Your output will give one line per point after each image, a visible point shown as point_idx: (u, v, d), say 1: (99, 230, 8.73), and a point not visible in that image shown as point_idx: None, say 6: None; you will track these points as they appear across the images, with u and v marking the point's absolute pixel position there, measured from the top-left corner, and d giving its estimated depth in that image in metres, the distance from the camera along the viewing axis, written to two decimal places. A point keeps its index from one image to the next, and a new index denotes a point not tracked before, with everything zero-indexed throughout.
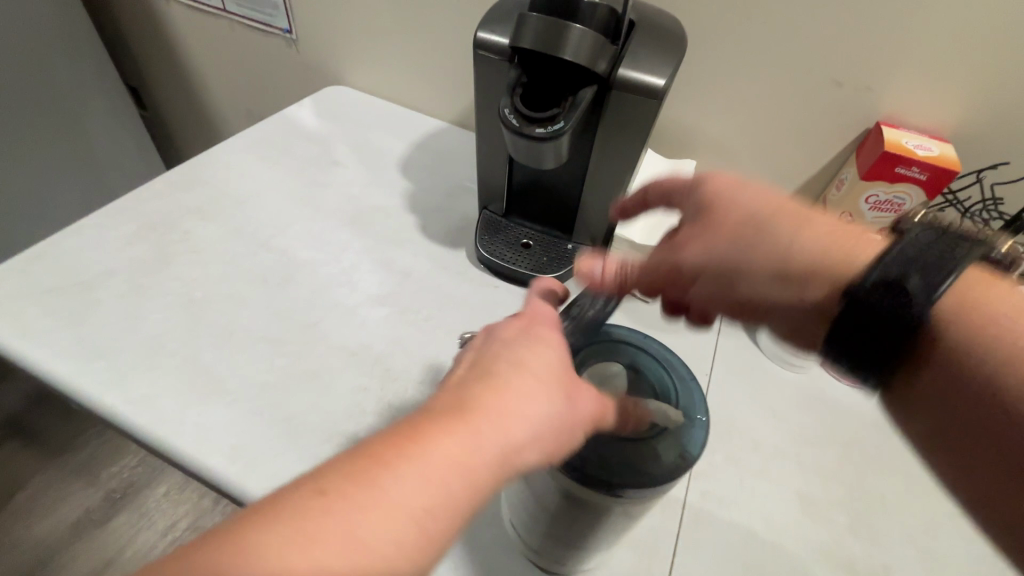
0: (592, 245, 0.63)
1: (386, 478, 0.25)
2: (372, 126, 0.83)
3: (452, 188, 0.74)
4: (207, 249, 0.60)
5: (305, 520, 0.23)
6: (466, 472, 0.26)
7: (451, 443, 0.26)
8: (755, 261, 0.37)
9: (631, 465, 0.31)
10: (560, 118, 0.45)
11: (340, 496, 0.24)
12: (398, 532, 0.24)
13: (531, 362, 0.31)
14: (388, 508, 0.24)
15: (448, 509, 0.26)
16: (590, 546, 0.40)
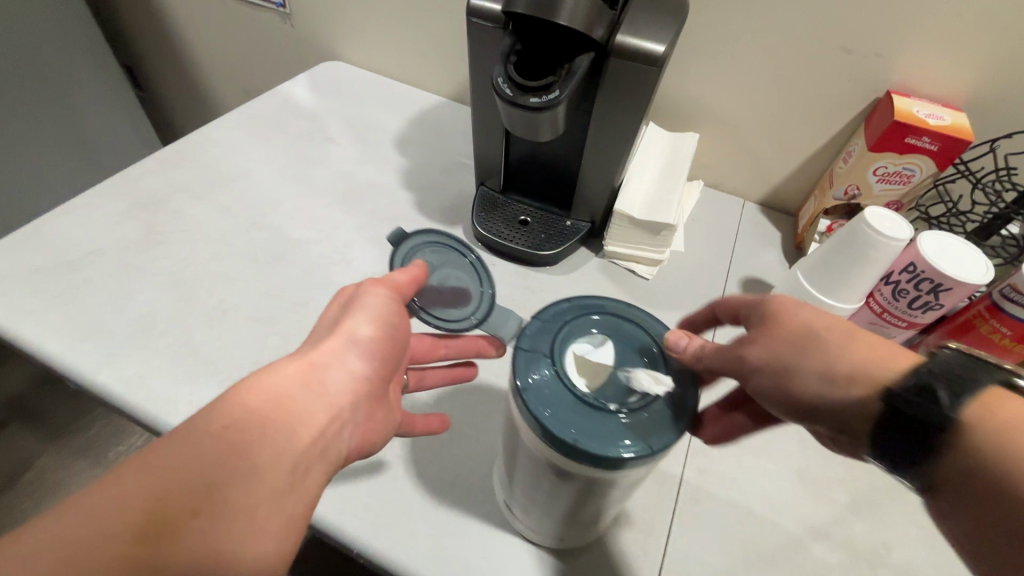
0: (591, 222, 0.62)
1: (238, 403, 0.29)
2: (366, 101, 0.81)
3: (448, 165, 0.73)
4: (199, 227, 0.59)
5: (168, 448, 0.26)
6: (301, 391, 0.31)
7: (285, 368, 0.32)
8: (803, 366, 0.30)
9: (623, 436, 0.30)
10: (555, 87, 0.43)
11: (200, 429, 0.27)
12: (250, 451, 0.28)
13: (364, 302, 0.37)
14: (239, 429, 0.28)
15: (290, 416, 0.30)
16: (587, 520, 0.39)
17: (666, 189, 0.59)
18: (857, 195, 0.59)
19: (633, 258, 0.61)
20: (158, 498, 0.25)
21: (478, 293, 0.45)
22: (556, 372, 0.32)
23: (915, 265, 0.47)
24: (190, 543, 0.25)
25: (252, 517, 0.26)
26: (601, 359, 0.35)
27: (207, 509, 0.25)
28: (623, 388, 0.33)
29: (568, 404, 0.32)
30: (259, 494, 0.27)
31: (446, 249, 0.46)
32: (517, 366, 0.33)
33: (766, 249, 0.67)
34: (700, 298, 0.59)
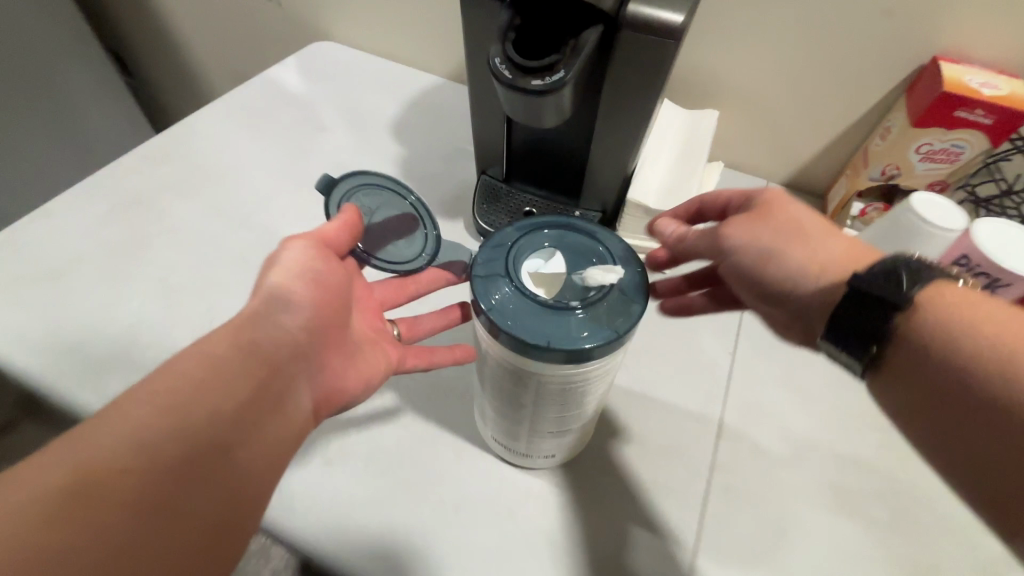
0: (602, 211, 0.57)
1: (173, 372, 0.34)
2: (361, 85, 0.76)
3: (448, 152, 0.68)
4: (185, 228, 0.56)
5: (117, 411, 0.31)
6: (232, 345, 0.37)
7: (219, 331, 0.37)
8: (777, 255, 0.36)
9: (583, 329, 0.37)
10: (559, 67, 0.38)
11: (147, 393, 0.32)
12: (187, 412, 0.33)
13: (285, 266, 0.41)
14: (173, 396, 0.33)
15: (228, 363, 0.36)
16: (548, 429, 0.43)
17: (684, 175, 0.54)
18: (896, 175, 0.54)
19: (648, 251, 0.57)
20: (90, 466, 0.29)
21: (423, 233, 0.52)
22: (514, 286, 0.39)
23: (967, 258, 0.42)
24: (139, 491, 0.30)
25: (200, 462, 0.32)
26: (553, 270, 0.41)
27: (150, 465, 0.30)
28: (578, 288, 0.39)
29: (529, 311, 0.38)
30: (204, 445, 0.33)
31: (384, 192, 0.50)
32: (479, 290, 0.38)
33: None
34: None
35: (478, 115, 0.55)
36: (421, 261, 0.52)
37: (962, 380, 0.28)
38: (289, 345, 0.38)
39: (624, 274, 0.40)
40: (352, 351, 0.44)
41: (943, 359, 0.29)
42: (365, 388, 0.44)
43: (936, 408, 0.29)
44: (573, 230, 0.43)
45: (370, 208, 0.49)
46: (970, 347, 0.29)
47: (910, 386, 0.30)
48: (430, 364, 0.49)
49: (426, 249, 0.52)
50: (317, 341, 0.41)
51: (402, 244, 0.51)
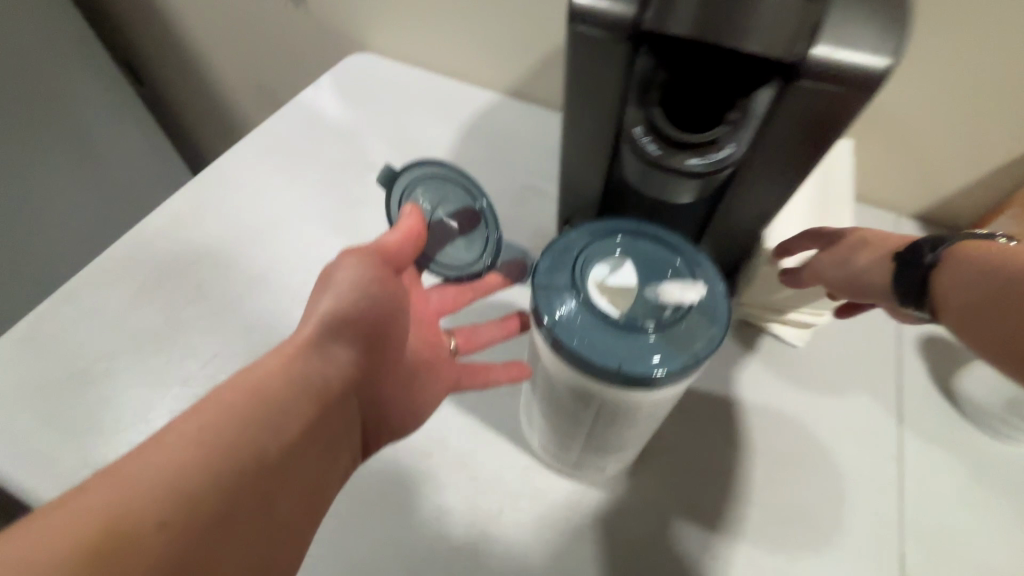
0: (720, 270, 0.46)
1: (205, 416, 0.26)
2: (410, 106, 0.66)
3: (520, 193, 0.59)
4: (231, 310, 0.49)
5: (129, 467, 0.24)
6: (284, 395, 0.29)
7: (266, 366, 0.29)
8: (857, 260, 0.34)
9: (654, 355, 0.28)
10: (726, 139, 0.29)
11: (168, 440, 0.25)
12: (240, 449, 0.26)
13: (340, 283, 0.32)
14: (225, 434, 0.26)
15: (277, 424, 0.28)
16: (607, 449, 0.37)
17: None
18: None
19: (776, 321, 0.47)
20: (124, 515, 0.22)
21: (484, 232, 0.41)
22: (583, 301, 0.30)
23: None
24: (183, 546, 0.23)
25: (243, 512, 0.26)
26: (624, 281, 0.31)
27: (194, 512, 0.24)
28: (651, 304, 0.30)
29: (603, 334, 0.29)
30: (252, 490, 0.27)
31: (446, 184, 0.40)
32: (539, 302, 0.30)
33: None
34: (872, 373, 0.45)
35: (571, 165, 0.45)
36: (480, 267, 0.41)
37: (1018, 284, 0.25)
38: (354, 374, 0.32)
39: (707, 290, 0.30)
40: (410, 376, 0.37)
41: (983, 281, 0.26)
42: (411, 416, 0.38)
43: (1009, 311, 0.25)
44: (648, 235, 0.33)
45: (429, 203, 0.40)
46: (1011, 275, 0.25)
47: (965, 307, 0.27)
48: (487, 382, 0.41)
49: (486, 249, 0.41)
50: (376, 371, 0.34)
51: (460, 245, 0.41)
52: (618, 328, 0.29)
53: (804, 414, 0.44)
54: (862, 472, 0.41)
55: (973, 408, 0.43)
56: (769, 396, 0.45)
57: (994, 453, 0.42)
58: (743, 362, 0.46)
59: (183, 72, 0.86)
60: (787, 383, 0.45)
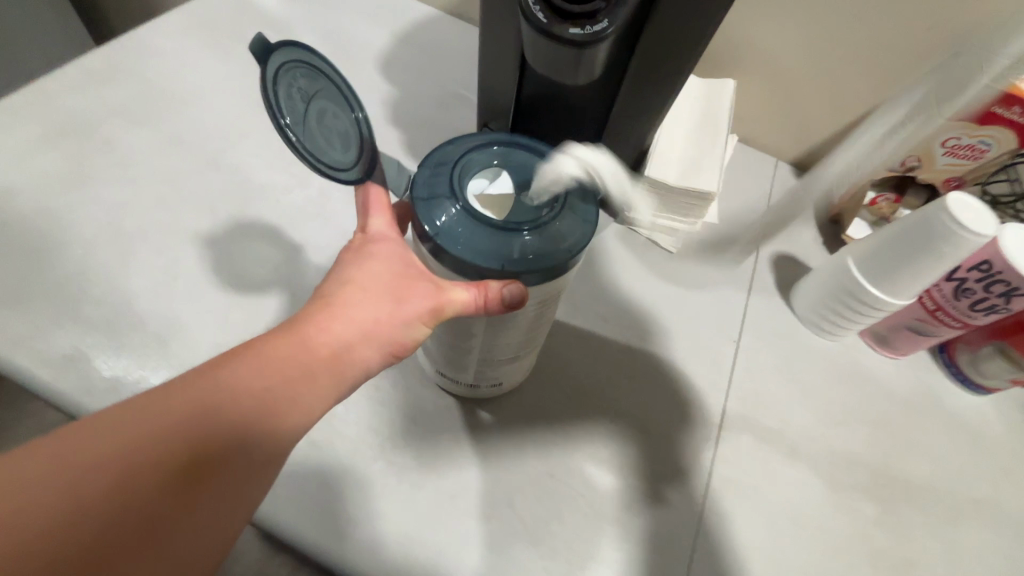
0: (613, 179, 0.52)
1: (170, 398, 0.26)
2: (344, 6, 0.66)
3: (445, 98, 0.61)
4: (138, 164, 0.48)
5: (87, 435, 0.25)
6: (244, 398, 0.27)
7: (245, 366, 0.28)
8: None
9: (531, 254, 0.31)
10: (602, 15, 0.33)
11: (122, 413, 0.26)
12: (175, 428, 0.26)
13: (352, 280, 0.32)
14: (175, 416, 0.26)
15: (221, 435, 0.26)
16: (500, 359, 0.38)
17: (704, 149, 0.50)
18: (916, 167, 0.51)
19: (658, 228, 0.53)
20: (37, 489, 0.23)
21: (352, 118, 0.33)
22: (464, 208, 0.31)
23: (989, 263, 0.41)
24: (102, 506, 0.23)
25: (170, 496, 0.25)
26: (501, 189, 0.34)
27: (111, 495, 0.24)
28: (531, 209, 0.33)
29: (485, 237, 0.31)
30: (173, 475, 0.25)
31: (319, 76, 0.33)
32: (420, 215, 0.31)
33: (801, 220, 0.59)
34: (728, 276, 0.52)
35: (484, 64, 0.48)
36: (357, 172, 0.34)
37: None
38: (288, 399, 0.28)
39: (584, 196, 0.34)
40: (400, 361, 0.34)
41: None
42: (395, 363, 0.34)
43: None
44: (523, 146, 0.36)
45: (302, 96, 0.33)
46: None
47: None
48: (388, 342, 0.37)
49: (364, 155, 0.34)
50: (316, 396, 0.29)
51: (336, 143, 0.34)
52: (495, 227, 0.32)
53: (666, 302, 0.50)
54: (707, 349, 0.48)
55: (804, 309, 0.50)
56: (642, 287, 0.51)
57: (816, 345, 0.50)
58: (623, 259, 0.52)
59: None
60: (660, 278, 0.51)
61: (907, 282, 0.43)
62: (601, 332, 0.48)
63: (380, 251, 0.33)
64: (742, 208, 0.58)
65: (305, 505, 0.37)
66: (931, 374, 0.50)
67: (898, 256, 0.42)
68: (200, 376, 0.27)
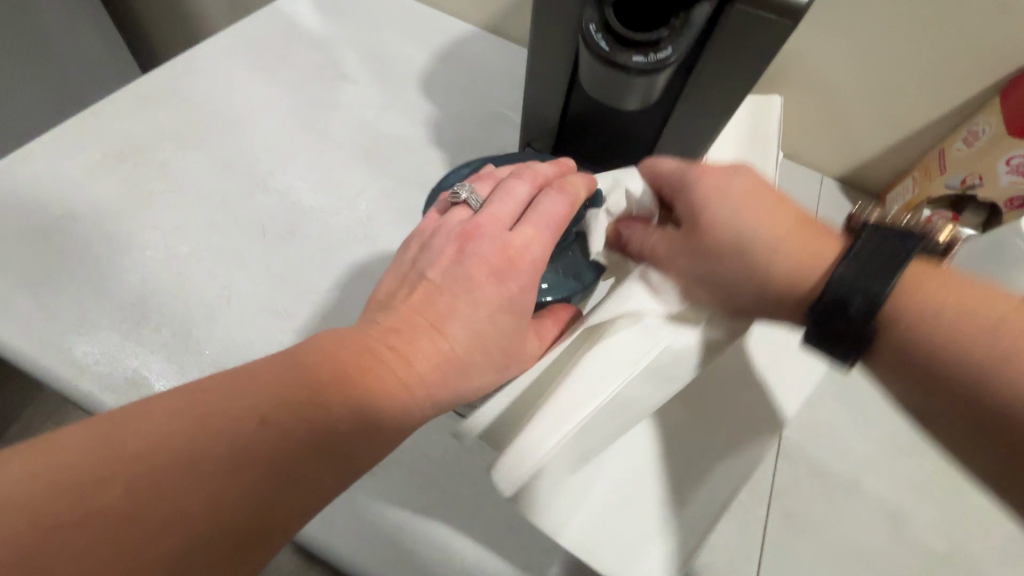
0: None
1: (273, 388, 0.28)
2: (385, 26, 0.67)
3: (485, 117, 0.61)
4: (191, 188, 0.49)
5: (183, 408, 0.26)
6: (335, 395, 0.28)
7: (331, 366, 0.29)
8: (750, 266, 0.32)
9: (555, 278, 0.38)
10: (666, 43, 0.33)
11: (210, 387, 0.27)
12: (256, 403, 0.27)
13: (483, 330, 0.32)
14: (190, 461, 0.25)
15: (313, 421, 0.27)
16: None
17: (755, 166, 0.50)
18: (977, 186, 0.50)
19: None
20: (141, 449, 0.25)
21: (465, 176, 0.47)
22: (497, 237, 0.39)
23: None
24: (173, 525, 0.24)
25: (254, 461, 0.26)
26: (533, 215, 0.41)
27: (210, 462, 0.25)
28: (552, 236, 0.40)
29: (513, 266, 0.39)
30: (250, 461, 0.26)
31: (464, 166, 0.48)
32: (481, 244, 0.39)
33: None
34: None
35: (531, 85, 0.48)
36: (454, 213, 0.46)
37: (921, 334, 0.29)
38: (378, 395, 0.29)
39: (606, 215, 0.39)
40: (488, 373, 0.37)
41: (924, 332, 0.29)
42: None
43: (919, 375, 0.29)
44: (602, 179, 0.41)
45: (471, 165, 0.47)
46: (937, 333, 0.29)
47: (907, 365, 0.30)
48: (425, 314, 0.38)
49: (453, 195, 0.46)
50: (348, 429, 0.28)
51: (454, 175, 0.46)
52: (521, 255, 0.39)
53: None
54: None
55: None
56: None
57: None
58: None
59: None
60: None
61: None
62: None
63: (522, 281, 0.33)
64: None
65: (362, 531, 0.37)
66: None
67: (603, 496, 0.34)
68: (280, 359, 0.29)
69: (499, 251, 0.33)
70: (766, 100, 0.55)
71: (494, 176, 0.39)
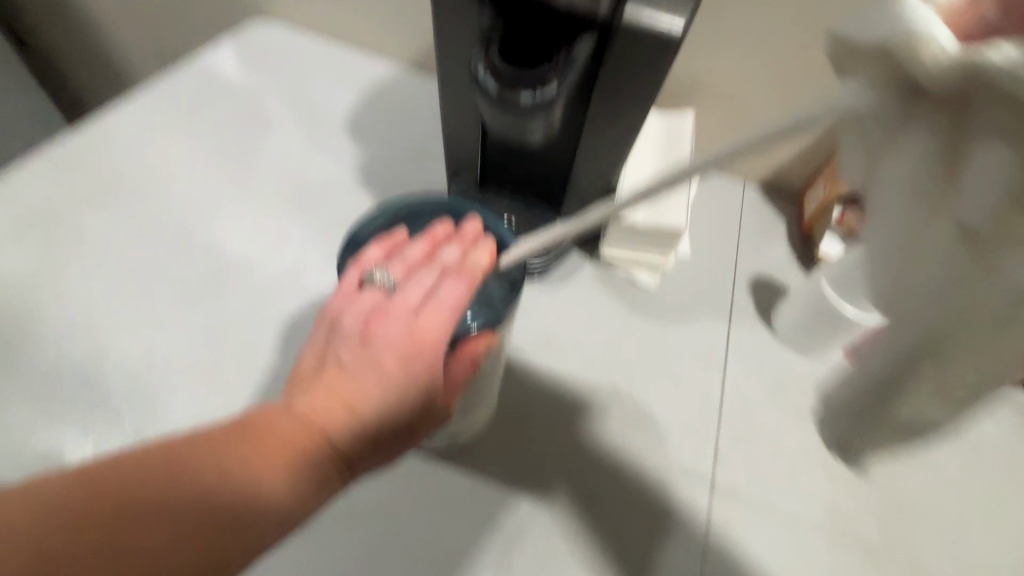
0: (584, 221, 0.53)
1: (192, 471, 0.26)
2: (309, 72, 0.67)
3: (416, 153, 0.62)
4: (109, 251, 0.48)
5: (107, 480, 0.25)
6: (249, 488, 0.27)
7: (259, 448, 0.28)
8: None
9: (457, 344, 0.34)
10: (551, 80, 0.34)
11: (136, 457, 0.26)
12: (181, 490, 0.25)
13: (389, 411, 0.31)
14: (156, 495, 0.25)
15: (224, 514, 0.26)
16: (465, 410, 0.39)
17: (671, 183, 0.51)
18: None
19: (634, 263, 0.53)
20: (52, 521, 0.23)
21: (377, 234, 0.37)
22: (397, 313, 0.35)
23: None
24: None
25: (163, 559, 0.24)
26: None
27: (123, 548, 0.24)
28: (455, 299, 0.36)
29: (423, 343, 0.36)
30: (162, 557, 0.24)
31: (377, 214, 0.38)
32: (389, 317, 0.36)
33: (772, 240, 0.60)
34: (709, 306, 0.53)
35: (450, 121, 0.49)
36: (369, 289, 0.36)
37: None
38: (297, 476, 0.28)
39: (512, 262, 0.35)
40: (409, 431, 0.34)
41: None
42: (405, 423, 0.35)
43: None
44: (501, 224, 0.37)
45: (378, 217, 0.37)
46: None
47: None
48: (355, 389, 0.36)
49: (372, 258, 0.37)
50: (288, 498, 0.28)
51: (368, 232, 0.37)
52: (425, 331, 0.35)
53: (649, 338, 0.50)
54: (694, 383, 0.48)
55: (785, 332, 0.51)
56: (624, 325, 0.51)
57: (802, 367, 0.50)
58: (603, 298, 0.52)
59: (67, 29, 0.83)
60: (643, 315, 0.51)
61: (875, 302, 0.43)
62: (588, 376, 0.47)
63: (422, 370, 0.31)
64: (714, 234, 0.59)
65: None
66: None
67: None
68: (215, 436, 0.28)
69: (406, 336, 0.31)
70: (678, 116, 0.58)
71: (403, 255, 0.34)
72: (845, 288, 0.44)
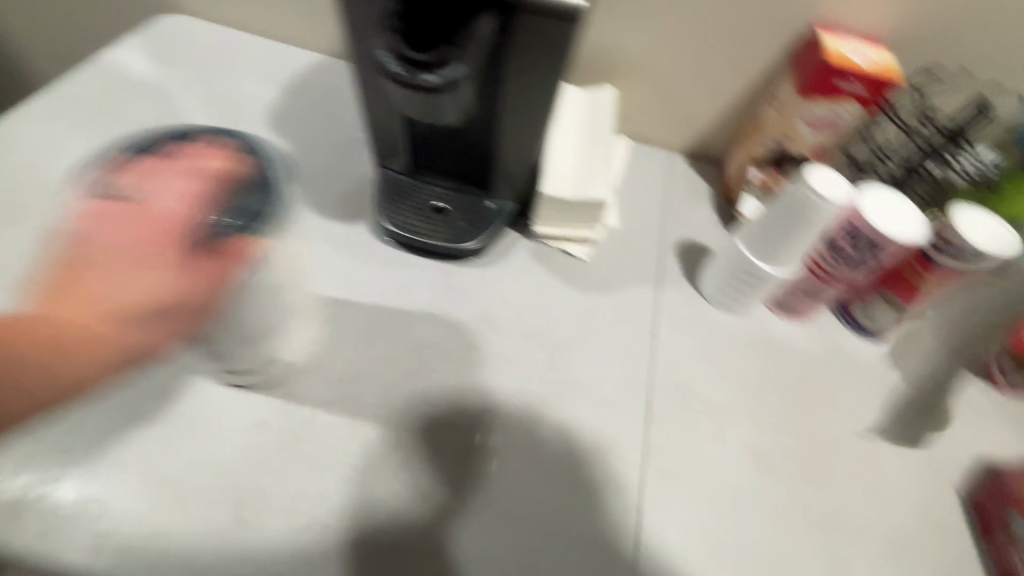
0: (515, 200, 0.54)
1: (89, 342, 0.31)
2: (226, 66, 0.65)
3: (343, 144, 0.61)
4: (14, 265, 0.46)
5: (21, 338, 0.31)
6: (71, 368, 0.31)
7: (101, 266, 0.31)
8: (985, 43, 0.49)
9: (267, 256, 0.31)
10: (455, 59, 0.35)
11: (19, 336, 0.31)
12: (93, 357, 0.31)
13: (120, 295, 0.31)
14: (50, 342, 0.31)
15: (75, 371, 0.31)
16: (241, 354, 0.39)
17: (596, 157, 0.53)
18: (787, 145, 0.55)
19: (566, 238, 0.55)
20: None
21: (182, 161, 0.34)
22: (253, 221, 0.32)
23: (854, 224, 0.44)
24: None
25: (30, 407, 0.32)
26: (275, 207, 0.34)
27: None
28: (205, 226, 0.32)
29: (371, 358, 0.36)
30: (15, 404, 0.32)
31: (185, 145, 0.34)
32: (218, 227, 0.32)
33: (699, 206, 0.62)
34: (640, 274, 0.55)
35: (369, 108, 0.49)
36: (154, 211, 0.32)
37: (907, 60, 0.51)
38: (70, 352, 0.31)
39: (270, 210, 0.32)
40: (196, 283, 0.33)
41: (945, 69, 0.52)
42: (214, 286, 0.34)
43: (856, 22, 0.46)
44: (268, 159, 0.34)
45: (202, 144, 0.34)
46: None
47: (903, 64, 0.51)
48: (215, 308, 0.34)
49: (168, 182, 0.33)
50: (116, 323, 0.31)
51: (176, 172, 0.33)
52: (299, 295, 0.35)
53: (583, 310, 0.51)
54: (628, 348, 0.50)
55: (711, 292, 0.53)
56: (560, 299, 0.52)
57: (730, 323, 0.53)
58: (538, 275, 0.53)
59: None
60: (577, 288, 0.53)
61: (785, 255, 0.46)
62: (527, 351, 0.48)
63: (155, 280, 0.31)
64: (644, 204, 0.61)
65: None
66: (835, 330, 0.54)
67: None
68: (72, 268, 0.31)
69: (162, 220, 0.31)
70: (601, 92, 0.59)
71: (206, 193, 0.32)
72: (759, 245, 0.47)
